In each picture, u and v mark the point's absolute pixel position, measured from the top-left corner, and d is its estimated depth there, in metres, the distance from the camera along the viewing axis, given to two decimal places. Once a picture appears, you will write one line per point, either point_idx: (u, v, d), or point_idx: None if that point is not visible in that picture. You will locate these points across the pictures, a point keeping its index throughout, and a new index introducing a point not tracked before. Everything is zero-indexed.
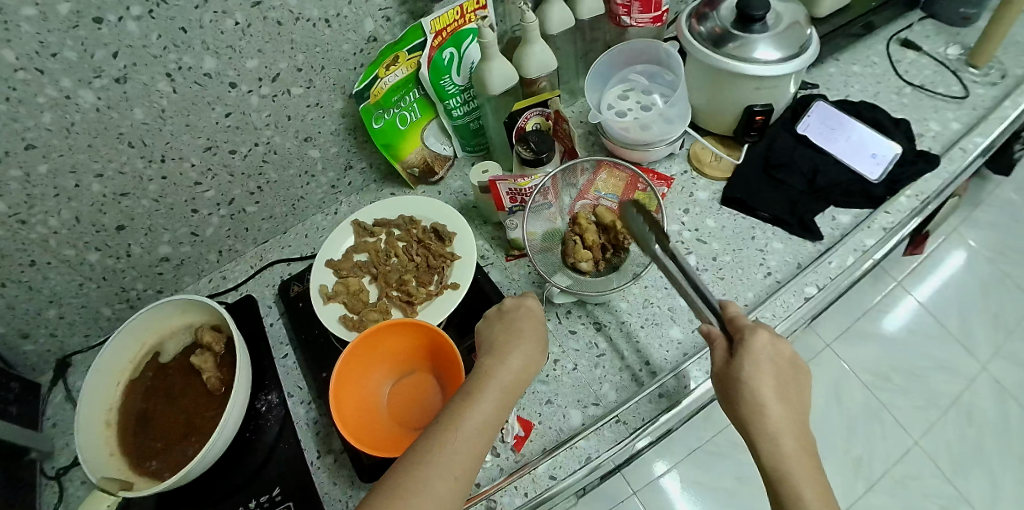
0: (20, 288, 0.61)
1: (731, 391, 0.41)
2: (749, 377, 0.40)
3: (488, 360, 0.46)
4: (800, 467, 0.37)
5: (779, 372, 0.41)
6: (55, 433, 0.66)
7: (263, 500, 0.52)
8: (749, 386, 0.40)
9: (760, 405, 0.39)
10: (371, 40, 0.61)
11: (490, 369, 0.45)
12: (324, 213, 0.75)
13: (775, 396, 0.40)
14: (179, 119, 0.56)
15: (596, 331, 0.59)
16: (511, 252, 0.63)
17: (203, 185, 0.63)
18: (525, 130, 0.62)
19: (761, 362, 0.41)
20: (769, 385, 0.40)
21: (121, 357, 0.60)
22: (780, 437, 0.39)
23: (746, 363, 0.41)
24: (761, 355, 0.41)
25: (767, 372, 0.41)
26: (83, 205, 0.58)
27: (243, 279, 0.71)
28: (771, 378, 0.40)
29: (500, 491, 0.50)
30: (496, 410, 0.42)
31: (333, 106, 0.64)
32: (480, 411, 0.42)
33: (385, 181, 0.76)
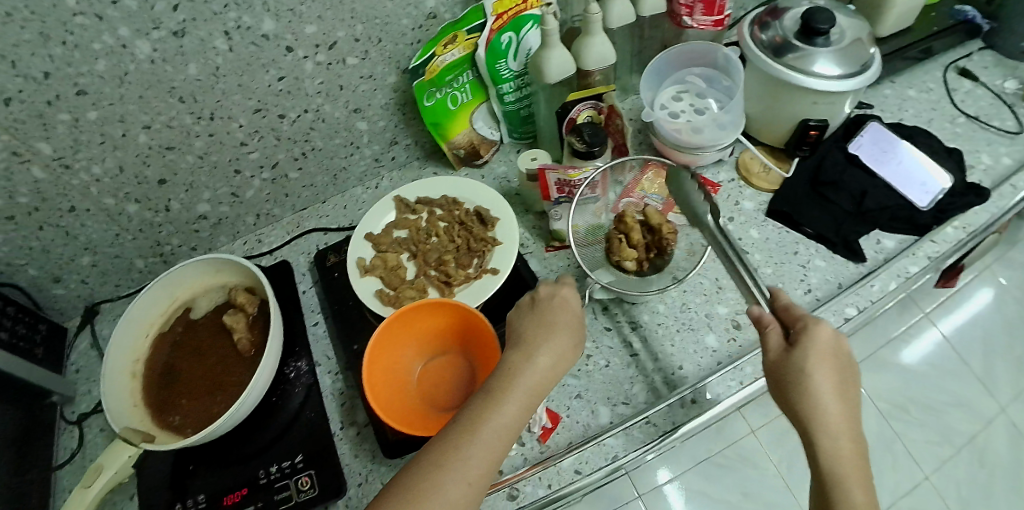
0: (56, 231, 0.61)
1: (786, 384, 0.41)
2: (809, 372, 0.40)
3: (517, 355, 0.45)
4: (852, 471, 0.37)
5: (839, 368, 0.40)
6: (78, 379, 0.67)
7: (284, 465, 0.53)
8: (809, 381, 0.39)
9: (816, 399, 0.39)
10: (431, 16, 0.61)
11: (516, 366, 0.44)
12: (364, 187, 0.74)
13: (834, 392, 0.39)
14: (233, 78, 0.56)
15: (631, 330, 0.58)
16: (551, 243, 0.63)
17: (249, 146, 0.63)
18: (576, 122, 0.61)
19: (822, 359, 0.40)
20: (829, 381, 0.40)
21: (152, 309, 0.61)
22: (834, 434, 0.38)
23: (806, 358, 0.40)
24: (819, 352, 0.40)
25: (830, 368, 0.40)
26: (128, 155, 0.58)
27: (279, 245, 0.71)
28: (831, 374, 0.40)
29: (523, 480, 0.50)
30: (519, 411, 0.41)
31: (386, 80, 0.63)
32: (501, 412, 0.41)
33: (429, 159, 0.75)
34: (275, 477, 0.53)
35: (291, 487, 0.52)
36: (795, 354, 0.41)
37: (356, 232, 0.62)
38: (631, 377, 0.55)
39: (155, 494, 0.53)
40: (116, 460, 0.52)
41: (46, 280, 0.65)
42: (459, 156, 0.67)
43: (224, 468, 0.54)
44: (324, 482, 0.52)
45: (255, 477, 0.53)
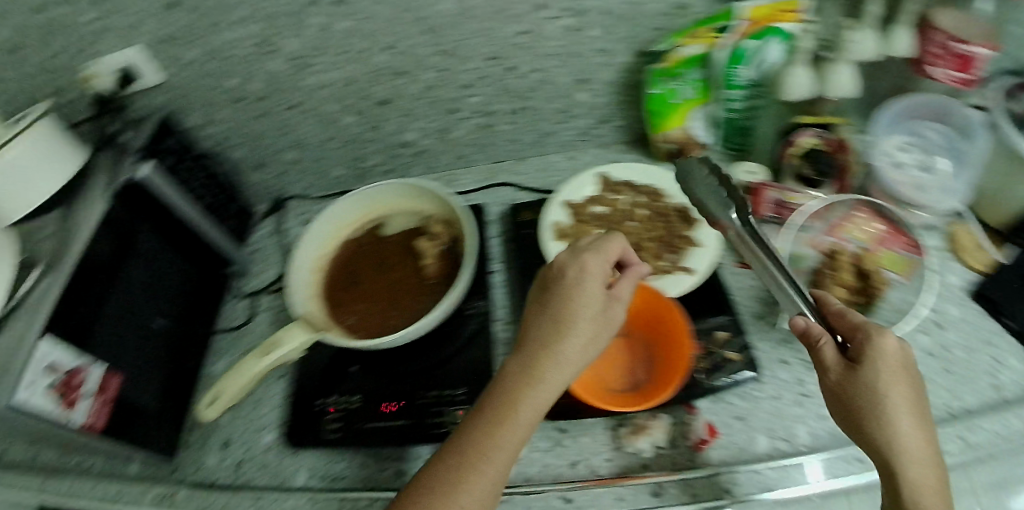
0: (274, 122, 0.69)
1: (847, 404, 0.39)
2: (885, 404, 0.38)
3: (546, 336, 0.44)
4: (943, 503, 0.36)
5: (915, 399, 0.38)
6: (257, 257, 0.75)
7: (445, 393, 0.57)
8: (878, 404, 0.37)
9: (895, 434, 0.37)
10: (679, 8, 0.58)
11: (549, 350, 0.43)
12: (562, 155, 0.73)
13: (907, 417, 0.38)
14: (482, 22, 0.58)
15: (805, 370, 0.58)
16: (745, 259, 0.63)
17: (473, 89, 0.65)
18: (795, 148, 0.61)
19: (880, 377, 0.38)
20: (897, 409, 0.38)
21: (349, 212, 0.65)
22: (922, 468, 0.37)
23: (864, 388, 0.38)
24: (894, 386, 0.38)
25: (908, 398, 0.38)
26: (364, 70, 0.62)
27: (472, 188, 0.73)
28: (901, 408, 0.38)
29: (672, 482, 0.52)
30: (551, 392, 0.42)
31: (620, 58, 0.63)
32: (540, 391, 0.42)
33: (633, 146, 0.72)
34: (434, 401, 0.56)
35: (447, 416, 0.55)
36: (856, 379, 0.38)
37: (556, 195, 0.64)
38: (796, 416, 0.56)
39: (332, 376, 0.61)
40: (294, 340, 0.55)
41: (254, 164, 0.74)
42: (669, 151, 0.68)
43: (392, 378, 0.59)
44: None
45: (416, 395, 0.57)
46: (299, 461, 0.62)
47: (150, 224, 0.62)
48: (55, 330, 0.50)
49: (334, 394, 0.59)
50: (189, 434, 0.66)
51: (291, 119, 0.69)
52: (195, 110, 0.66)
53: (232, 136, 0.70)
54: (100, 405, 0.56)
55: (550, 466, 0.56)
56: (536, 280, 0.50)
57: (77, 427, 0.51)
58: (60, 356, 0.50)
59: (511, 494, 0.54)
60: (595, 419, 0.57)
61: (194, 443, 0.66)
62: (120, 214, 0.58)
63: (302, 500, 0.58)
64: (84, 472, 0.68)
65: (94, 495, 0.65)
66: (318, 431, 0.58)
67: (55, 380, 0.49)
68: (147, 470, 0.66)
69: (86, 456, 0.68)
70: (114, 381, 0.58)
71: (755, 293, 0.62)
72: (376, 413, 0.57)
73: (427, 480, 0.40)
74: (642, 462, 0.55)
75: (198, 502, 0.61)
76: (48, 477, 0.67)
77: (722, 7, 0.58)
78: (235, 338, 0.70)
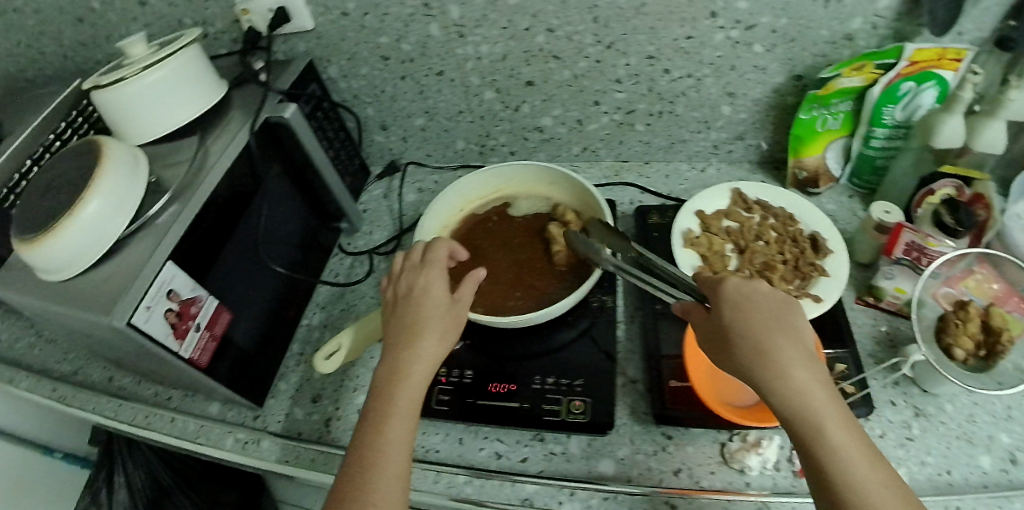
0: (411, 85, 0.70)
1: (773, 386, 0.39)
2: (763, 345, 0.40)
3: (405, 353, 0.50)
4: (875, 481, 0.35)
5: (776, 319, 0.42)
6: (364, 218, 0.77)
7: (562, 382, 0.55)
8: (791, 372, 0.39)
9: (781, 372, 0.39)
10: (846, 38, 0.59)
11: (406, 364, 0.49)
12: (690, 166, 0.74)
13: (795, 361, 0.40)
14: (651, 19, 0.59)
15: (913, 414, 0.57)
16: (865, 296, 0.63)
17: (621, 85, 0.66)
18: (931, 195, 0.60)
19: (752, 313, 0.42)
20: (779, 347, 0.40)
21: (482, 187, 0.67)
22: (842, 434, 0.37)
23: (742, 311, 0.42)
24: (749, 303, 0.43)
25: (776, 329, 0.41)
26: (519, 47, 0.64)
27: (595, 183, 0.74)
28: (769, 332, 0.41)
29: (778, 503, 0.51)
30: (414, 399, 0.48)
31: (772, 79, 0.64)
32: (409, 388, 0.48)
33: (761, 168, 0.73)
34: (549, 387, 0.55)
35: (562, 403, 0.54)
36: (740, 325, 0.42)
37: (688, 202, 0.65)
38: (900, 458, 0.54)
39: None
40: None
41: (377, 124, 0.76)
42: (798, 178, 0.69)
43: (500, 358, 0.58)
44: (596, 414, 0.52)
45: (529, 380, 0.56)
46: None
47: (280, 166, 0.64)
48: (173, 259, 0.52)
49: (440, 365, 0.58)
50: (283, 383, 0.66)
51: (429, 86, 0.70)
52: (335, 63, 0.69)
53: (364, 92, 0.72)
54: (210, 340, 0.56)
55: (652, 470, 0.54)
56: (392, 295, 0.56)
57: (181, 358, 0.53)
58: (177, 285, 0.52)
59: (618, 493, 0.52)
60: (702, 430, 0.56)
61: (285, 392, 0.66)
62: (258, 152, 0.60)
63: None
64: (167, 404, 0.68)
65: (177, 429, 0.65)
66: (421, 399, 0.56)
67: (167, 307, 0.51)
68: (230, 412, 0.66)
69: (170, 387, 0.69)
70: (229, 319, 0.58)
71: (872, 331, 0.61)
72: (483, 390, 0.56)
73: (354, 464, 0.45)
74: (744, 481, 0.53)
75: (282, 452, 0.61)
76: (133, 404, 0.68)
77: (892, 45, 0.58)
78: (336, 296, 0.72)
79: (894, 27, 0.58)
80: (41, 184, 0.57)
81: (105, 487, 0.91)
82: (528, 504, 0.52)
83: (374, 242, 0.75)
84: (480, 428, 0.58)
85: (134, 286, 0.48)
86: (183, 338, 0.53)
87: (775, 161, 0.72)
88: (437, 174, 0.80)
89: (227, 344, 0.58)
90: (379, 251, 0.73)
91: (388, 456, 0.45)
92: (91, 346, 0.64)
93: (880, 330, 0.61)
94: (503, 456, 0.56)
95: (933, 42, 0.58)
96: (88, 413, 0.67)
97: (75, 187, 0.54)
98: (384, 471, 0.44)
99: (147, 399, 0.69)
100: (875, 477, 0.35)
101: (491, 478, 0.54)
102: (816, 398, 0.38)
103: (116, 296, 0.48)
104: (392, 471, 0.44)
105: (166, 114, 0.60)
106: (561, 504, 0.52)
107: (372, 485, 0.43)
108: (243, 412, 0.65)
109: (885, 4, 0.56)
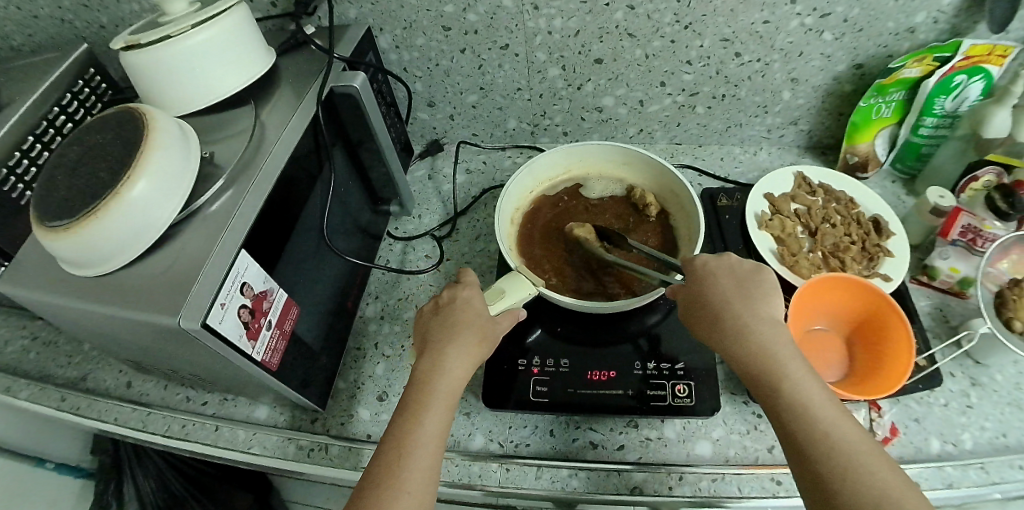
0: (470, 59, 0.70)
1: (771, 382, 0.43)
2: (726, 314, 0.46)
3: (428, 361, 0.47)
4: (835, 424, 0.40)
5: (742, 291, 0.48)
6: (419, 200, 0.79)
7: (663, 366, 0.56)
8: (783, 367, 0.43)
9: (745, 336, 0.45)
10: (908, 31, 0.61)
11: (432, 370, 0.46)
12: (743, 149, 0.78)
13: (760, 325, 0.45)
14: (733, 2, 0.60)
15: (969, 384, 0.58)
16: (920, 276, 0.65)
17: (690, 67, 0.68)
18: (975, 182, 0.63)
19: (719, 287, 0.48)
20: (742, 315, 0.46)
21: (553, 169, 0.68)
22: (804, 386, 0.42)
23: (709, 285, 0.49)
24: (714, 278, 0.49)
25: (738, 299, 0.47)
26: (594, 23, 0.64)
27: None
28: (733, 302, 0.47)
29: None
30: (445, 413, 0.45)
31: (835, 67, 0.66)
32: (437, 387, 0.46)
33: (809, 150, 0.77)
34: (651, 373, 0.55)
35: (666, 388, 0.54)
36: (716, 300, 0.48)
37: (756, 187, 0.69)
38: (964, 424, 0.56)
39: (527, 333, 0.60)
40: (516, 293, 0.53)
41: (424, 101, 0.77)
42: (848, 162, 0.72)
43: (593, 347, 0.58)
44: (701, 397, 0.54)
45: (630, 366, 0.56)
46: (471, 424, 0.57)
47: (341, 147, 0.62)
48: (245, 249, 0.45)
49: (533, 356, 0.58)
50: (342, 382, 0.63)
51: (490, 61, 0.70)
52: (388, 32, 0.67)
53: (413, 65, 0.72)
54: (280, 339, 0.50)
55: (747, 449, 0.54)
56: (419, 318, 0.53)
57: (254, 361, 0.47)
58: (250, 278, 0.46)
59: (725, 473, 0.52)
60: None
61: (344, 392, 0.62)
62: (324, 125, 0.57)
63: (490, 466, 0.54)
64: (204, 410, 0.63)
65: (223, 438, 0.60)
66: (518, 390, 0.56)
67: (241, 303, 0.45)
68: (280, 416, 0.61)
69: (205, 390, 0.63)
70: (295, 314, 0.53)
71: (926, 307, 0.64)
72: (585, 380, 0.56)
73: (393, 431, 0.44)
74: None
75: (355, 458, 0.57)
76: (165, 413, 0.63)
77: (949, 40, 0.60)
78: (392, 284, 0.70)
79: (952, 22, 0.59)
80: (68, 157, 0.46)
81: (114, 500, 0.98)
82: (638, 492, 0.51)
83: (425, 226, 0.76)
84: (571, 417, 0.57)
85: (202, 282, 0.42)
86: (256, 338, 0.47)
87: (823, 146, 0.77)
88: (485, 154, 0.82)
89: (293, 341, 0.53)
90: (435, 234, 0.74)
91: (427, 427, 0.43)
92: (114, 350, 0.56)
93: (932, 306, 0.64)
94: (599, 445, 0.55)
95: (987, 38, 0.59)
96: (114, 425, 0.62)
97: (117, 162, 0.44)
98: (422, 443, 0.43)
99: (176, 405, 0.63)
100: (836, 421, 0.40)
101: (596, 469, 0.53)
102: (779, 356, 0.44)
103: (186, 290, 0.42)
104: (431, 443, 0.43)
105: (210, 83, 0.52)
106: (673, 490, 0.51)
107: (409, 451, 0.42)
108: (300, 415, 0.61)
109: (949, 1, 0.57)
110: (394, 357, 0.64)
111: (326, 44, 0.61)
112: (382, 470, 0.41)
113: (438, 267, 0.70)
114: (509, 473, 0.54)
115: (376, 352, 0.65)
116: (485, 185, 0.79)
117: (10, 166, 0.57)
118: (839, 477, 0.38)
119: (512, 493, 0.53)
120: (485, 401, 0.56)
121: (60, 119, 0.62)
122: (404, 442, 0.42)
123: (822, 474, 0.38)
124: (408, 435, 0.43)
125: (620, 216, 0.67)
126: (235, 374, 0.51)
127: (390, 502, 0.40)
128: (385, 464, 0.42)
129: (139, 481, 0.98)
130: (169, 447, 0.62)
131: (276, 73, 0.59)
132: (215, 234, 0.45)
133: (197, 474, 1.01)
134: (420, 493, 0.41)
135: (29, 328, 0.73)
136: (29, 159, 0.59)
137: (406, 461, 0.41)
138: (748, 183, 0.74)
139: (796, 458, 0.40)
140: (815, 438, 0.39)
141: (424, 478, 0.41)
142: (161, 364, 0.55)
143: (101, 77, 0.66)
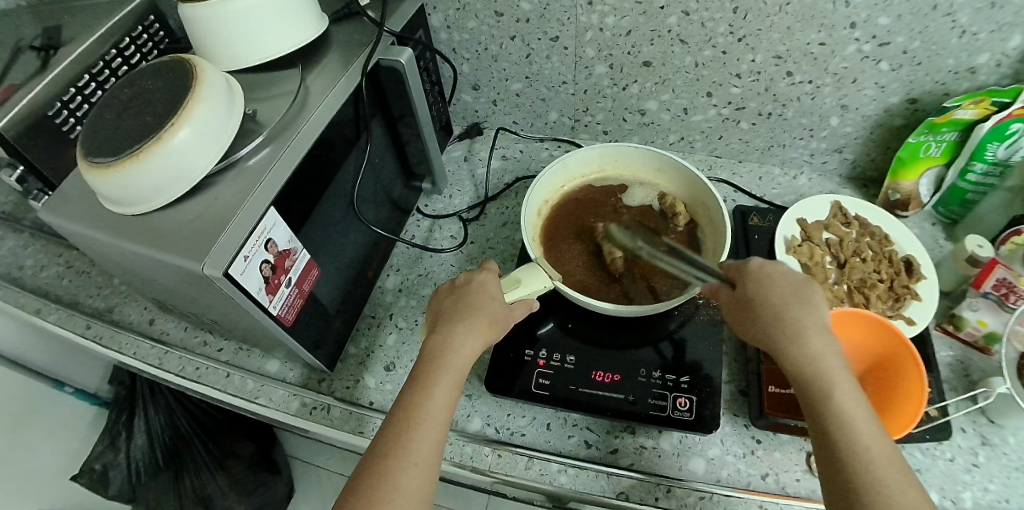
0: (519, 47, 0.70)
1: (815, 384, 0.43)
2: (782, 317, 0.47)
3: (438, 341, 0.48)
4: (873, 441, 0.40)
5: (800, 297, 0.48)
6: (451, 180, 0.79)
7: (667, 377, 0.56)
8: (830, 370, 0.44)
9: (798, 339, 0.45)
10: (969, 71, 0.58)
11: (437, 354, 0.47)
12: (783, 171, 0.77)
13: (812, 335, 0.46)
14: (790, 20, 0.58)
15: (979, 442, 0.57)
16: (945, 325, 0.63)
17: (738, 80, 0.66)
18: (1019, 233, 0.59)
19: (776, 290, 0.49)
20: (799, 319, 0.46)
21: (587, 165, 0.68)
22: (849, 395, 0.42)
23: (766, 286, 0.49)
24: (772, 281, 0.49)
25: (796, 305, 0.47)
26: (647, 25, 0.63)
27: None
28: (791, 305, 0.47)
29: None
30: (448, 398, 0.45)
31: (887, 98, 0.64)
32: (444, 367, 0.46)
33: (851, 181, 0.75)
34: (655, 382, 0.55)
35: (668, 399, 0.54)
36: (768, 298, 0.48)
37: (789, 210, 0.68)
38: (966, 482, 0.54)
39: (539, 325, 0.60)
40: (532, 285, 0.53)
41: (470, 84, 0.78)
42: (889, 198, 0.70)
43: (601, 348, 0.58)
44: (701, 413, 0.54)
45: (634, 371, 0.56)
46: (471, 406, 0.58)
47: (381, 118, 0.62)
48: (275, 206, 0.47)
49: (541, 348, 0.59)
50: (353, 347, 0.65)
51: (538, 51, 0.70)
52: (442, 12, 0.68)
53: (463, 47, 0.72)
54: (297, 297, 0.52)
55: (741, 473, 0.53)
56: (431, 304, 0.54)
57: (270, 314, 0.48)
58: (276, 235, 0.47)
59: (713, 493, 0.52)
60: (790, 436, 0.55)
61: (354, 357, 0.64)
62: (366, 96, 0.58)
63: (483, 450, 0.55)
64: (219, 356, 0.65)
65: (233, 386, 0.62)
66: (523, 380, 0.57)
67: (264, 258, 0.46)
68: (290, 371, 0.63)
69: (222, 338, 0.66)
70: (315, 276, 0.54)
71: (946, 357, 0.62)
72: (588, 379, 0.56)
73: (403, 403, 0.45)
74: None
75: (355, 423, 0.58)
76: (181, 353, 0.65)
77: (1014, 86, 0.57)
78: (414, 259, 0.71)
79: (1015, 67, 0.57)
80: (118, 100, 0.48)
81: (124, 432, 1.02)
82: (623, 497, 0.52)
83: (455, 206, 0.77)
84: (570, 414, 0.57)
85: (232, 231, 0.44)
86: (274, 293, 0.48)
87: (865, 178, 0.75)
88: (523, 143, 0.82)
89: (311, 302, 0.55)
90: (463, 216, 0.75)
91: (434, 401, 0.44)
92: (142, 288, 0.58)
93: (952, 357, 0.62)
94: (593, 446, 0.55)
95: None
96: (132, 358, 0.65)
97: (164, 109, 0.46)
98: (429, 413, 0.44)
99: (193, 347, 0.66)
100: (875, 439, 0.40)
101: (585, 468, 0.53)
102: (829, 364, 0.44)
103: (214, 238, 0.44)
104: (437, 417, 0.44)
105: (262, 42, 0.54)
106: (658, 501, 0.52)
107: (414, 424, 0.43)
108: (308, 373, 0.63)
109: (1016, 44, 0.55)
110: (406, 329, 0.65)
111: (379, 16, 0.62)
112: (392, 434, 0.43)
113: (460, 248, 0.71)
114: (500, 458, 0.55)
115: (389, 323, 0.66)
116: (519, 174, 0.79)
117: (65, 100, 0.60)
118: (872, 491, 0.38)
119: (500, 479, 0.54)
120: (488, 385, 0.57)
121: (117, 61, 0.64)
122: (411, 411, 0.44)
123: (853, 486, 0.39)
124: (415, 409, 0.44)
125: (649, 222, 0.66)
126: (252, 326, 0.53)
127: (401, 469, 0.41)
128: (392, 433, 0.43)
129: (150, 417, 1.02)
130: (183, 385, 0.65)
131: (327, 38, 0.60)
132: (247, 189, 0.47)
133: (206, 418, 1.06)
134: (425, 465, 0.42)
135: (68, 255, 0.77)
136: (82, 96, 0.61)
137: (413, 433, 0.42)
138: (783, 206, 0.73)
139: (829, 467, 0.41)
140: (851, 451, 0.40)
141: (430, 450, 0.42)
142: (185, 307, 0.57)
143: (160, 25, 0.68)
